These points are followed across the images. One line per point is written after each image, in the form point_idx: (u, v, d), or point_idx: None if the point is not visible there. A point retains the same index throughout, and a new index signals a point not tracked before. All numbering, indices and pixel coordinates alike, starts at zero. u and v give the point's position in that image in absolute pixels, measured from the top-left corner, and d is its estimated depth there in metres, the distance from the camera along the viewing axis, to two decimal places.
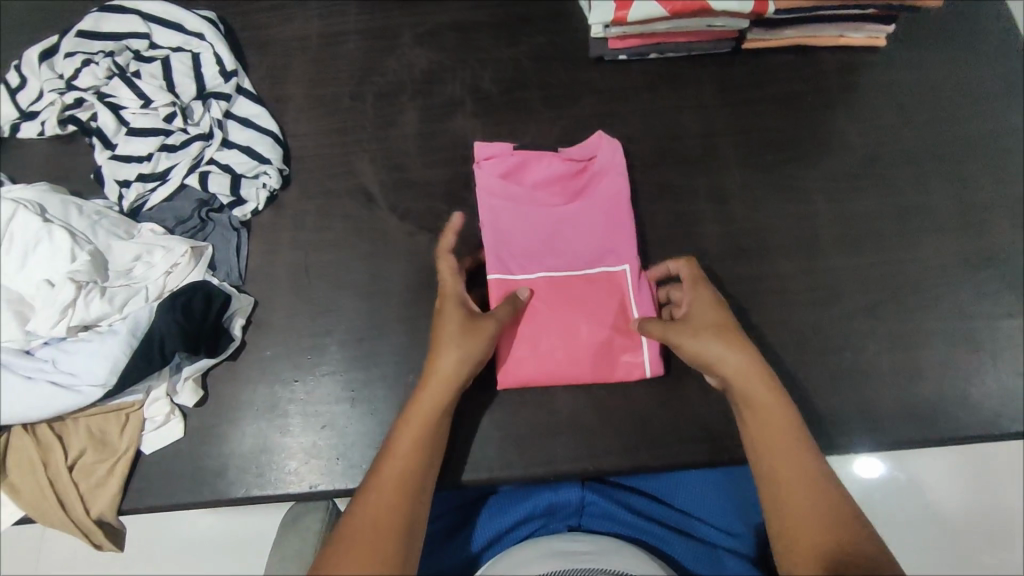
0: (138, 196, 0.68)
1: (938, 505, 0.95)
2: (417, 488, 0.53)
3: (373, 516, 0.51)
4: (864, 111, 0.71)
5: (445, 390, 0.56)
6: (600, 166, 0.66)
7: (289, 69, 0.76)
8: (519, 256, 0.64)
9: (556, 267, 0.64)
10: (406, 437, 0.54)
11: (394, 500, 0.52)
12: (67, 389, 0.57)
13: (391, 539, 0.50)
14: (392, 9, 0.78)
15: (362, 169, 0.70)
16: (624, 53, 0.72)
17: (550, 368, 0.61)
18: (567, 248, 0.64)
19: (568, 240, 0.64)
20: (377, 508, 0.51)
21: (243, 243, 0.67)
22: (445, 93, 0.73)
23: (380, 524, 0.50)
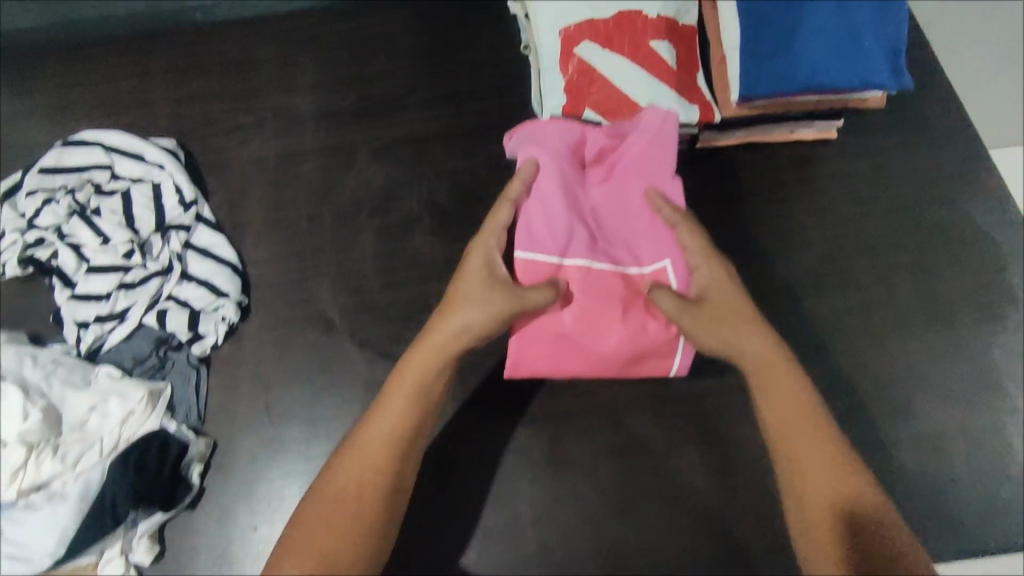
0: (95, 338, 0.67)
1: None
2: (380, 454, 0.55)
3: (341, 485, 0.54)
4: (821, 204, 0.71)
5: (451, 344, 0.58)
6: (646, 160, 0.61)
7: (248, 192, 0.76)
8: (546, 209, 0.59)
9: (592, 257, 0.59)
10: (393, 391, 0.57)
11: (373, 462, 0.55)
12: (17, 558, 0.57)
13: (349, 490, 0.54)
14: (349, 126, 0.79)
15: (321, 294, 0.70)
16: None
17: (556, 361, 0.60)
18: (611, 211, 0.62)
19: (611, 204, 0.62)
20: (357, 477, 0.54)
21: (202, 379, 0.66)
22: (402, 210, 0.73)
23: (348, 492, 0.54)
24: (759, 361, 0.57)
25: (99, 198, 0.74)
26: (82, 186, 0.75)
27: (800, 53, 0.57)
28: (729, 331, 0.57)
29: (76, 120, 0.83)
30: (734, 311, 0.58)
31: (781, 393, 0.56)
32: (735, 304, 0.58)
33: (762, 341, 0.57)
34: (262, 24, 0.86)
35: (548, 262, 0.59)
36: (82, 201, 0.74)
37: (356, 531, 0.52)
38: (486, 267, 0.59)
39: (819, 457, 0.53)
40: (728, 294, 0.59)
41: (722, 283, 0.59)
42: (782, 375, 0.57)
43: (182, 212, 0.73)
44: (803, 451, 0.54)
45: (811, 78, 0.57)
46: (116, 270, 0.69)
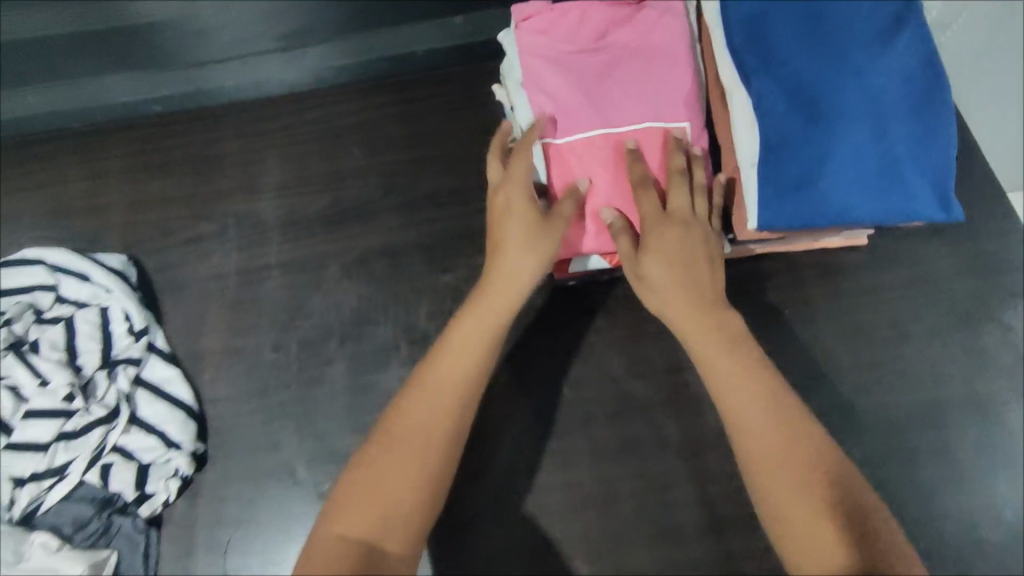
0: (30, 499, 0.59)
1: None
2: (421, 443, 0.48)
3: (388, 491, 0.45)
4: (845, 325, 0.63)
5: (509, 291, 0.54)
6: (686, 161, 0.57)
7: (205, 315, 0.68)
8: (575, 153, 0.57)
9: (608, 91, 0.57)
10: (435, 358, 0.52)
11: (414, 478, 0.46)
12: None
13: (382, 510, 0.45)
14: (318, 235, 0.72)
15: (286, 440, 0.62)
16: (574, 279, 0.64)
17: (601, 202, 0.57)
18: (625, 68, 0.58)
19: (629, 62, 0.58)
20: (382, 476, 0.46)
21: (153, 544, 0.60)
22: (376, 338, 0.66)
23: (412, 460, 0.47)
24: (687, 308, 0.52)
25: (41, 328, 0.67)
26: (21, 313, 0.67)
27: (832, 184, 0.51)
28: (714, 359, 0.50)
29: (19, 229, 0.75)
30: (710, 332, 0.51)
31: (756, 399, 0.48)
32: (708, 318, 0.52)
33: (751, 387, 0.49)
34: (223, 118, 0.78)
35: (578, 137, 0.57)
36: (18, 332, 0.66)
37: (425, 497, 0.46)
38: (525, 185, 0.56)
39: (811, 499, 0.44)
40: (695, 311, 0.52)
41: (692, 304, 0.52)
42: (769, 412, 0.47)
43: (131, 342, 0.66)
44: (766, 454, 0.46)
45: (845, 213, 0.51)
46: (54, 418, 0.62)
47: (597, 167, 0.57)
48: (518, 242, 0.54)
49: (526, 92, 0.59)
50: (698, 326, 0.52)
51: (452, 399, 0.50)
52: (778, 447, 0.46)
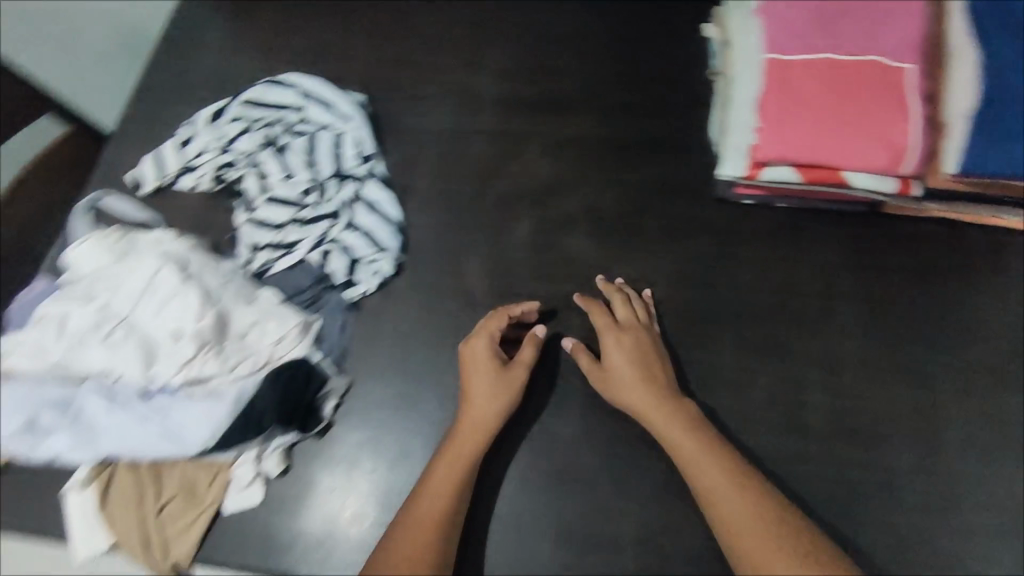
0: (263, 261, 0.73)
1: None
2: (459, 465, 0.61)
3: (426, 513, 0.58)
4: (1006, 297, 0.66)
5: (480, 433, 0.62)
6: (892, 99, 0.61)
7: (421, 159, 0.80)
8: (789, 70, 0.63)
9: (837, 29, 0.64)
10: (440, 464, 0.61)
11: (445, 490, 0.59)
12: (173, 440, 0.63)
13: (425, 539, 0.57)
14: (525, 115, 0.81)
15: (470, 269, 0.73)
16: (750, 197, 0.71)
17: (800, 117, 0.62)
18: (859, 16, 0.64)
19: (863, 11, 0.64)
20: (439, 473, 0.60)
21: (348, 323, 0.71)
22: (561, 209, 0.75)
23: (433, 517, 0.58)
24: (688, 458, 0.58)
25: (289, 136, 0.80)
26: (277, 122, 0.81)
27: None
28: (687, 450, 0.59)
29: (276, 59, 0.89)
30: (667, 413, 0.61)
31: (706, 458, 0.58)
32: (678, 416, 0.61)
33: (710, 455, 0.58)
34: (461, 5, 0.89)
35: (797, 60, 0.64)
36: (273, 134, 0.80)
37: (424, 551, 0.56)
38: (491, 361, 0.65)
39: (759, 527, 0.54)
40: (672, 418, 0.61)
41: (673, 415, 0.61)
42: (733, 471, 0.57)
43: (358, 163, 0.78)
44: (736, 521, 0.54)
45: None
46: (292, 204, 0.75)
47: (819, 88, 0.62)
48: (484, 397, 0.63)
49: (763, 19, 0.67)
50: (695, 455, 0.58)
51: (455, 471, 0.60)
52: (756, 534, 0.54)
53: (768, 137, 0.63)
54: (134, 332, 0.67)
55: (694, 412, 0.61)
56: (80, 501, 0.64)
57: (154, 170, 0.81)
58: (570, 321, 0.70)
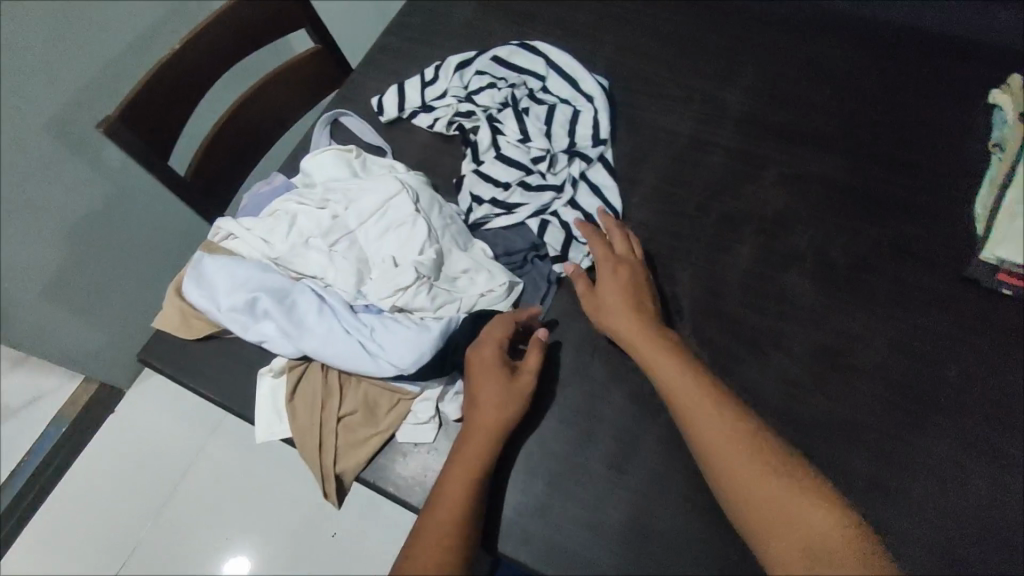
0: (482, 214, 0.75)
1: None
2: (475, 463, 0.59)
3: (447, 510, 0.57)
4: None
5: (490, 442, 0.60)
6: None
7: (651, 155, 0.79)
8: None
9: None
10: (456, 459, 0.60)
11: (459, 487, 0.58)
12: (371, 357, 0.64)
13: (449, 541, 0.56)
14: (767, 141, 0.78)
15: (680, 278, 0.71)
16: (1010, 288, 0.65)
17: None
18: None
19: None
20: (456, 474, 0.59)
21: (548, 295, 0.71)
22: (789, 243, 0.72)
23: (452, 512, 0.57)
24: (717, 438, 0.57)
25: (530, 102, 0.81)
26: (519, 86, 0.82)
27: None
28: (730, 457, 0.56)
29: (528, 27, 0.90)
30: (703, 400, 0.58)
31: (764, 483, 0.54)
32: (725, 424, 0.57)
33: (762, 472, 0.55)
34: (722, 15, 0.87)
35: None
36: (514, 96, 0.81)
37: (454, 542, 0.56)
38: (494, 364, 0.62)
39: (816, 545, 0.51)
40: (724, 425, 0.57)
41: (710, 403, 0.58)
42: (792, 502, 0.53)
43: (589, 144, 0.78)
44: (771, 502, 0.54)
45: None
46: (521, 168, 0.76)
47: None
48: (490, 405, 0.61)
49: None
50: (724, 434, 0.57)
51: (472, 467, 0.59)
52: (805, 526, 0.52)
53: None
54: (357, 248, 0.70)
55: (700, 372, 0.61)
56: (271, 386, 0.67)
57: (395, 103, 0.84)
58: (775, 358, 0.66)
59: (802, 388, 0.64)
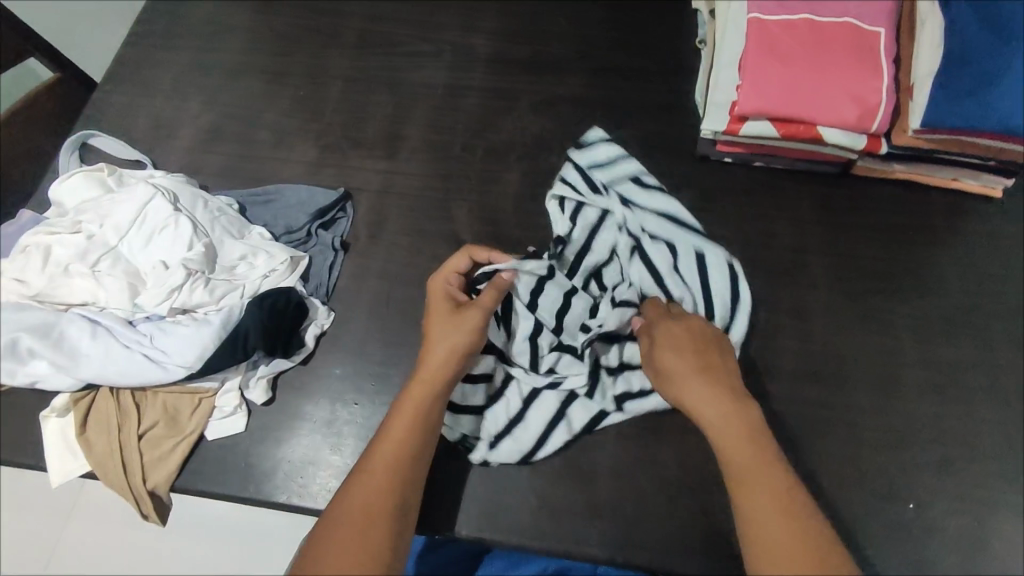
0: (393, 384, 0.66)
1: None
2: (432, 392, 0.58)
3: (394, 444, 0.55)
4: (964, 254, 0.70)
5: (445, 368, 0.59)
6: (863, 57, 0.65)
7: (413, 111, 0.81)
8: (772, 27, 0.67)
9: None
10: (406, 400, 0.57)
11: (405, 425, 0.56)
12: (156, 364, 0.62)
13: (386, 480, 0.53)
14: (516, 76, 0.83)
15: (457, 216, 0.75)
16: (730, 155, 0.74)
17: (779, 71, 0.65)
18: None
19: None
20: (399, 413, 0.57)
21: (338, 262, 0.72)
22: (549, 161, 0.77)
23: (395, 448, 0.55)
24: (728, 422, 0.55)
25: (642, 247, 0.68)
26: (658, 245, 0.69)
27: (997, 97, 0.60)
28: (721, 431, 0.55)
29: (272, 13, 0.89)
30: (715, 393, 0.56)
31: (755, 462, 0.53)
32: (729, 412, 0.56)
33: (750, 453, 0.53)
34: None
35: (777, 20, 0.67)
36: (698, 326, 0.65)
37: (398, 456, 0.55)
38: (446, 296, 0.63)
39: (779, 524, 0.50)
40: (725, 409, 0.56)
41: (724, 403, 0.56)
42: (772, 485, 0.52)
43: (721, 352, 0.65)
44: (750, 471, 0.53)
45: (1005, 121, 0.60)
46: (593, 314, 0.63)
47: (792, 45, 0.66)
48: (448, 325, 0.60)
49: None
50: (738, 423, 0.55)
51: (424, 389, 0.58)
52: (770, 500, 0.51)
53: (749, 86, 0.66)
54: (124, 262, 0.66)
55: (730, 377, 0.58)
56: (60, 427, 0.63)
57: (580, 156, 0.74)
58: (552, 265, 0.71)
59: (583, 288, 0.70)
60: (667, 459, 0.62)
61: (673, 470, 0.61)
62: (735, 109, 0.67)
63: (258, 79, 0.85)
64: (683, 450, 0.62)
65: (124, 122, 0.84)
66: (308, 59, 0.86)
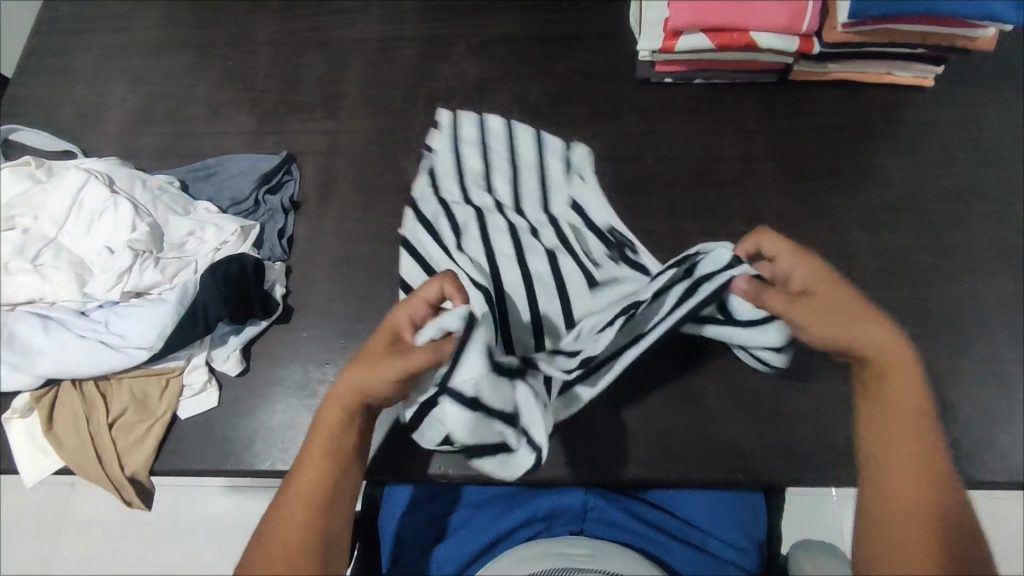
0: (439, 229, 0.67)
1: None
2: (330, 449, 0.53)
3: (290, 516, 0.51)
4: (905, 146, 0.71)
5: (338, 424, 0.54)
6: None
7: (347, 68, 0.79)
8: None
9: None
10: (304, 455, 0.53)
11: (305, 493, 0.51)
12: (116, 349, 0.60)
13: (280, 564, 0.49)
14: (449, 20, 0.81)
15: (407, 167, 0.74)
16: (670, 75, 0.75)
17: None
18: None
19: None
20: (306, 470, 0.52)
21: (289, 226, 0.71)
22: (492, 102, 0.77)
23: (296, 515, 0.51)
24: (892, 408, 0.52)
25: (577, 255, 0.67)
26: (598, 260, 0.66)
27: None
28: (897, 400, 0.52)
29: None
30: (912, 389, 0.52)
31: (909, 447, 0.51)
32: (908, 406, 0.52)
33: (917, 446, 0.51)
34: None
35: None
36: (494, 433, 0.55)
37: (333, 459, 0.53)
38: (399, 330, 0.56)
39: (907, 519, 0.49)
40: (913, 407, 0.52)
41: (910, 404, 0.51)
42: (934, 499, 0.49)
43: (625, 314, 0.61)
44: (898, 461, 0.50)
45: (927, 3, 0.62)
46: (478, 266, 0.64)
47: None
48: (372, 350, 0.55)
49: None
50: (902, 405, 0.51)
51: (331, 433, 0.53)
52: (914, 499, 0.49)
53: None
54: (66, 252, 0.63)
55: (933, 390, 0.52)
56: (27, 427, 0.62)
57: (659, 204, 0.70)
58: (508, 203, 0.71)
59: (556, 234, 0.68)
60: (640, 372, 0.63)
61: (646, 383, 0.63)
62: (668, 25, 0.67)
63: (182, 54, 0.82)
64: (653, 365, 0.63)
65: (46, 113, 0.80)
66: (231, 27, 0.83)
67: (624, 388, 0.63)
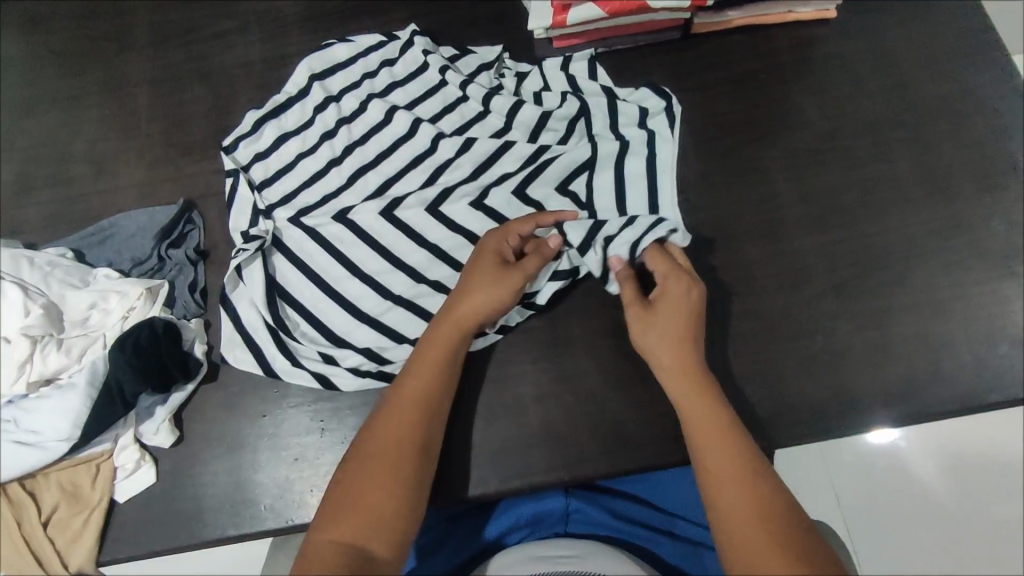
0: (301, 182, 0.68)
1: (978, 454, 0.92)
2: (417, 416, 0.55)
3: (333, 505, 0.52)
4: (820, 84, 0.70)
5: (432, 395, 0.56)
6: None
7: (234, 98, 0.74)
8: None
9: None
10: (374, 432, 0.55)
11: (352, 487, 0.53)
12: (33, 446, 0.56)
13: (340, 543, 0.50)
14: (335, 26, 0.76)
15: None
16: (570, 51, 0.73)
17: None
18: None
19: None
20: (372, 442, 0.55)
21: (199, 276, 0.67)
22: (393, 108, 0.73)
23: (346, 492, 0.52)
24: (710, 422, 0.53)
25: (425, 176, 0.67)
26: (448, 182, 0.67)
27: None
28: (702, 420, 0.53)
29: (45, 33, 0.79)
30: (711, 413, 0.53)
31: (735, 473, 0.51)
32: (713, 413, 0.53)
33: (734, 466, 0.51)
34: None
35: None
36: (375, 219, 0.65)
37: (407, 437, 0.54)
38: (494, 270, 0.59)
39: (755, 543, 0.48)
40: (712, 422, 0.53)
41: (718, 422, 0.53)
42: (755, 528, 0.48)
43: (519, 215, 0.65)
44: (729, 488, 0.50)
45: None
46: (347, 234, 0.65)
47: None
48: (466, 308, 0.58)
49: None
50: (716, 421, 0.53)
51: (414, 409, 0.55)
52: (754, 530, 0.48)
53: None
54: None
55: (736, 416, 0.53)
56: None
57: (519, 132, 0.69)
58: None
59: (407, 173, 0.68)
60: (587, 366, 0.62)
61: (594, 377, 0.61)
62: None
63: (53, 111, 0.76)
64: (598, 354, 0.62)
65: None
66: (103, 72, 0.77)
67: (573, 382, 0.61)
